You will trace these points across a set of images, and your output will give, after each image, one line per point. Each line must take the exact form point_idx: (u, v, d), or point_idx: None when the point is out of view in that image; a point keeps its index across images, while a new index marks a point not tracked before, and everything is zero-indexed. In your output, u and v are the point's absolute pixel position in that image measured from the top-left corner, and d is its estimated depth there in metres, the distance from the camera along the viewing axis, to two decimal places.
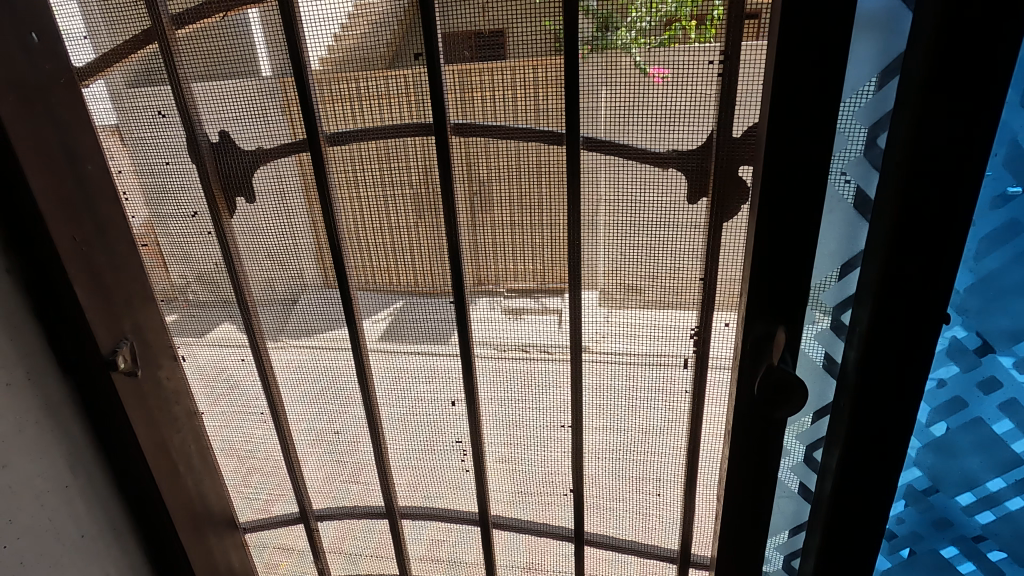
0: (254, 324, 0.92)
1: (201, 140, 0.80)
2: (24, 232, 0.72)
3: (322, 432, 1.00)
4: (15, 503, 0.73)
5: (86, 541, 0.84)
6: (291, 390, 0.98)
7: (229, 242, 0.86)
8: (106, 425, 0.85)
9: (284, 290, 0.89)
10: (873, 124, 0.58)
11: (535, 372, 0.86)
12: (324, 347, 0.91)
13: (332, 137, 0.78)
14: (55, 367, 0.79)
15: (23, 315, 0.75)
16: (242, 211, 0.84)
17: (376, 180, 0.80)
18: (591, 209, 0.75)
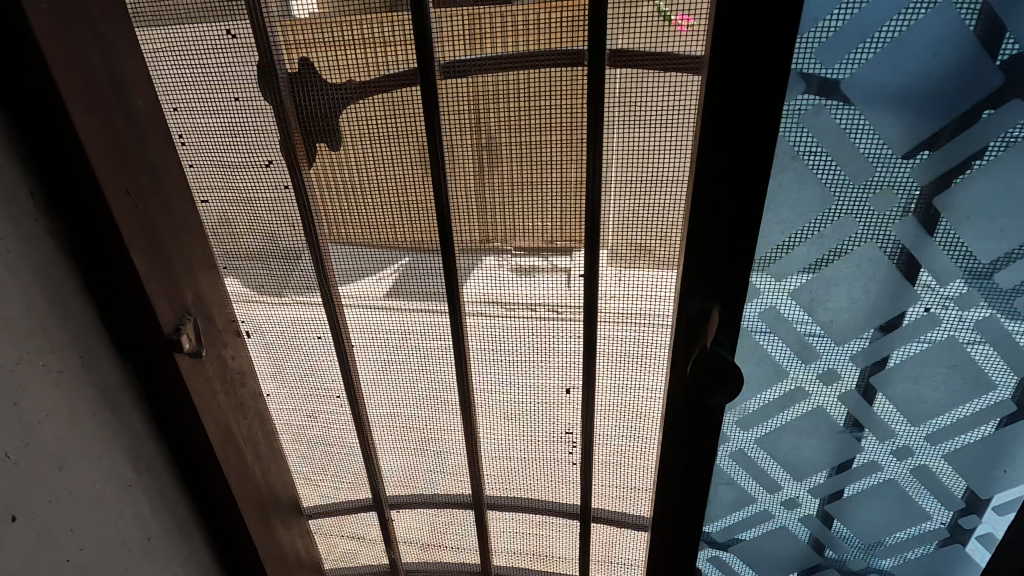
0: (333, 298, 0.78)
1: (280, 70, 0.64)
2: (67, 185, 0.58)
3: (407, 418, 0.88)
4: (76, 509, 0.62)
5: (153, 545, 0.73)
6: (374, 373, 0.84)
7: (309, 200, 0.71)
8: (170, 413, 0.73)
9: (369, 255, 0.74)
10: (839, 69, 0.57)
11: (675, 363, 0.75)
12: (417, 327, 0.78)
13: (449, 68, 0.62)
14: (109, 349, 0.66)
15: (72, 287, 0.62)
16: (326, 161, 0.69)
17: (501, 124, 0.65)
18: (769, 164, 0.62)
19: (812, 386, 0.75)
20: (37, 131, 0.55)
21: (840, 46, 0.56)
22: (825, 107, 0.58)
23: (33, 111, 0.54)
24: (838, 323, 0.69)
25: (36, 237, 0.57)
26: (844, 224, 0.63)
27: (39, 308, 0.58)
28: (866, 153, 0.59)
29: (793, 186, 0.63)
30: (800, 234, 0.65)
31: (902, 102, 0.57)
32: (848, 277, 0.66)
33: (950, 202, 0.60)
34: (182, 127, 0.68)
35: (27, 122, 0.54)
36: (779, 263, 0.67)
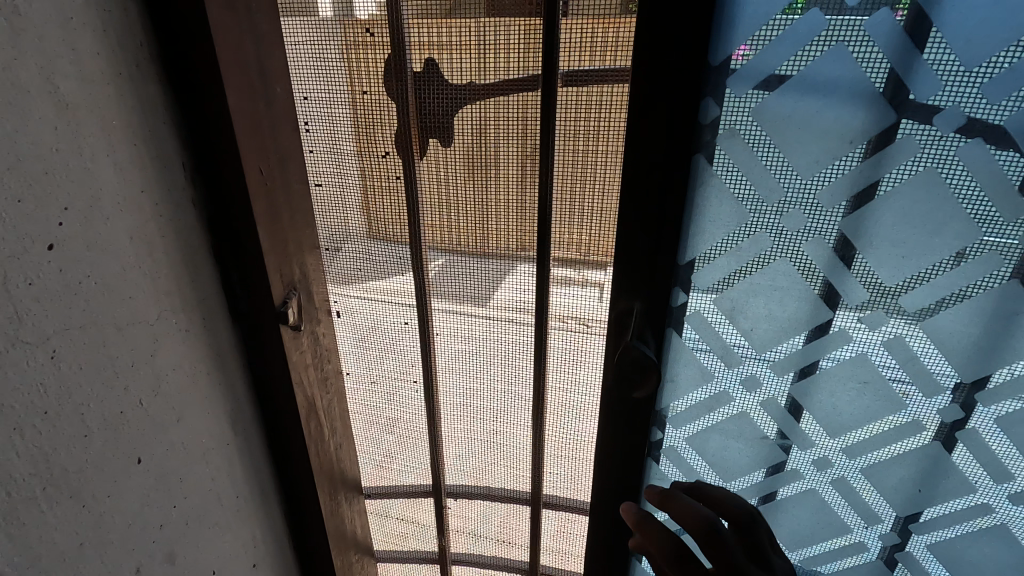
0: (424, 285, 0.81)
1: (406, 69, 0.68)
2: (213, 160, 0.63)
3: (477, 409, 0.91)
4: (186, 459, 0.67)
5: (239, 503, 0.78)
6: (452, 361, 0.87)
7: (416, 191, 0.75)
8: (266, 380, 0.78)
9: (468, 260, 0.78)
10: (761, 82, 0.55)
11: (751, 385, 0.70)
12: (502, 321, 0.80)
13: (568, 77, 0.65)
14: (224, 316, 0.71)
15: (205, 254, 0.66)
16: (438, 156, 0.72)
17: (605, 134, 0.66)
18: (745, 183, 0.59)
19: (733, 389, 0.71)
20: (195, 109, 0.60)
21: (755, 66, 0.54)
22: (735, 127, 0.57)
23: (197, 92, 0.60)
24: (746, 327, 0.67)
25: (183, 204, 0.63)
26: (757, 237, 0.61)
27: (177, 271, 0.63)
28: (785, 171, 0.57)
29: (721, 201, 0.60)
30: (720, 243, 0.63)
31: (802, 118, 0.55)
32: (748, 284, 0.64)
33: (863, 226, 0.57)
34: (309, 115, 0.73)
35: (190, 101, 0.60)
36: (696, 275, 0.65)
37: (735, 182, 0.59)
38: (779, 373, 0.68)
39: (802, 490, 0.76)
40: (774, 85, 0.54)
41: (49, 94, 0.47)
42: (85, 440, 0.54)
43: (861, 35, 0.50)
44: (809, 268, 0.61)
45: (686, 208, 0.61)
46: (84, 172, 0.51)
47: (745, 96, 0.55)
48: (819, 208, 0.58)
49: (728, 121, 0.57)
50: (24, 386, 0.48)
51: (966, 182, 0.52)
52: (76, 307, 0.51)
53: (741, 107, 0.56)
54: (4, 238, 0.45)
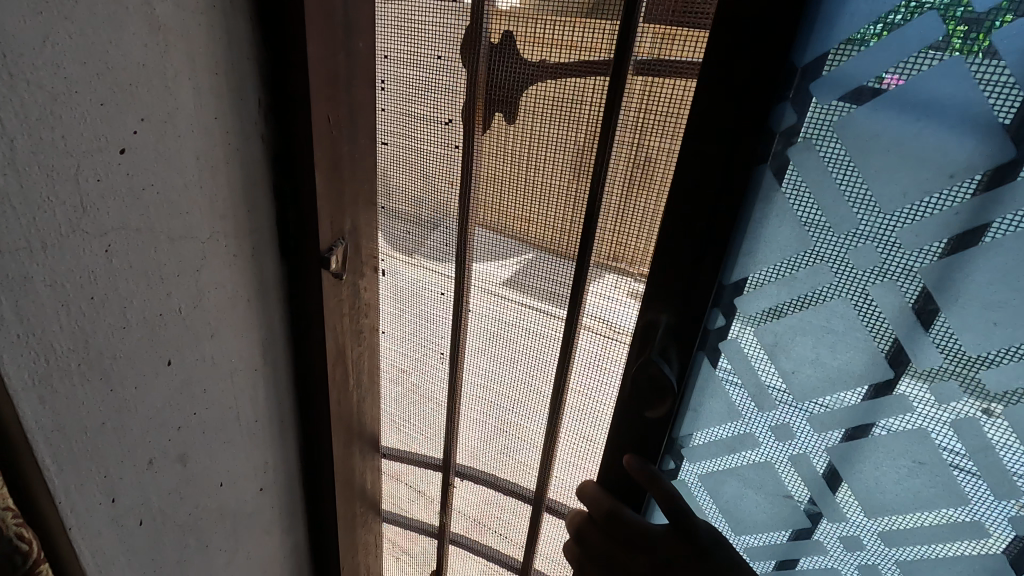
0: (465, 260, 0.81)
1: (483, 39, 0.67)
2: (286, 100, 0.67)
3: (497, 395, 0.89)
4: (212, 373, 0.72)
5: (257, 428, 0.82)
6: (480, 343, 0.86)
7: (472, 165, 0.75)
8: (302, 319, 0.82)
9: (509, 250, 0.77)
10: (850, 95, 0.49)
11: (783, 436, 0.64)
12: (533, 312, 0.78)
13: (641, 66, 0.61)
14: (274, 250, 0.75)
15: (265, 188, 0.71)
16: (498, 131, 0.71)
17: (665, 131, 0.62)
18: (814, 205, 0.53)
19: (761, 433, 0.65)
20: (279, 49, 0.64)
21: (847, 76, 0.48)
22: (812, 142, 0.51)
23: (281, 33, 0.63)
24: (788, 369, 0.60)
25: (252, 137, 0.67)
26: (817, 270, 0.55)
27: (236, 198, 0.67)
28: (865, 199, 0.50)
29: (785, 222, 0.55)
30: (776, 269, 0.57)
31: (894, 142, 0.48)
32: (800, 321, 0.57)
33: (952, 279, 0.48)
34: (387, 74, 0.75)
35: (275, 42, 0.64)
36: (744, 300, 0.59)
37: (806, 204, 0.53)
38: (820, 429, 0.61)
39: (823, 567, 0.67)
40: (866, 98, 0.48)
41: (144, 13, 0.52)
42: (123, 331, 0.59)
43: (988, 51, 0.43)
44: (874, 317, 0.53)
45: (745, 224, 0.56)
46: (164, 89, 0.56)
47: (830, 107, 0.49)
48: (899, 250, 0.50)
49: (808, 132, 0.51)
50: (78, 270, 0.53)
51: None
52: (135, 210, 0.57)
53: (823, 119, 0.50)
54: (82, 135, 0.50)
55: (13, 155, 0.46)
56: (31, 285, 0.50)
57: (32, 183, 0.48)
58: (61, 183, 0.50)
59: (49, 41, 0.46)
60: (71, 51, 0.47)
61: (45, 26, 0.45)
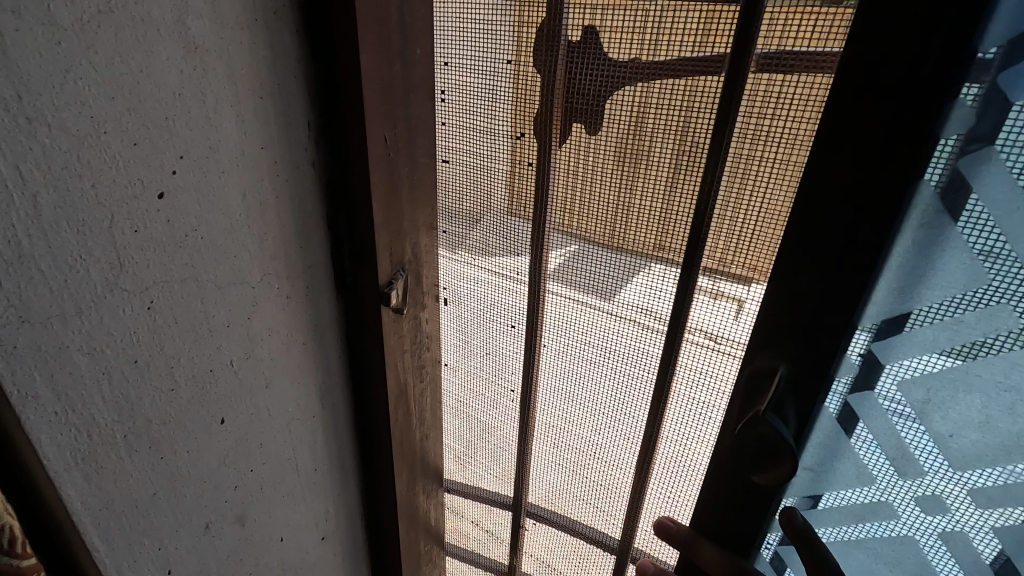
0: (539, 292, 0.72)
1: (561, 37, 0.58)
2: (338, 121, 0.59)
3: (577, 439, 0.81)
4: (268, 425, 0.65)
5: (317, 476, 0.76)
6: (557, 378, 0.78)
7: (545, 186, 0.66)
8: (362, 358, 0.75)
9: (593, 282, 0.68)
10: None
11: (932, 508, 0.55)
12: (625, 348, 0.70)
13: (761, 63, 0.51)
14: (330, 287, 0.68)
15: (318, 221, 0.63)
16: (577, 144, 0.62)
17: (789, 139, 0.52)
18: (987, 238, 0.44)
19: (899, 498, 0.57)
20: (329, 64, 0.56)
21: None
22: (996, 152, 0.42)
23: (332, 46, 0.55)
24: (940, 426, 0.52)
25: (303, 166, 0.59)
26: (996, 312, 0.46)
27: (288, 236, 0.60)
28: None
29: (952, 257, 0.47)
30: (938, 309, 0.49)
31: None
32: (961, 370, 0.49)
33: None
34: (447, 84, 0.66)
35: (324, 56, 0.56)
36: (889, 342, 0.52)
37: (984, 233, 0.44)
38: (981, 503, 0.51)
39: None
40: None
41: (178, 35, 0.44)
42: (171, 394, 0.53)
43: None
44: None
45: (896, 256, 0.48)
46: (204, 121, 0.48)
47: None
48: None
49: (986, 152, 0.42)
50: (118, 333, 0.47)
51: None
52: (178, 260, 0.50)
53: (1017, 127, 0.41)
54: (114, 181, 0.43)
55: (36, 213, 0.39)
56: (67, 356, 0.44)
57: (61, 243, 0.41)
58: (95, 238, 0.43)
59: (71, 76, 0.39)
60: (97, 86, 0.40)
61: (66, 59, 0.38)
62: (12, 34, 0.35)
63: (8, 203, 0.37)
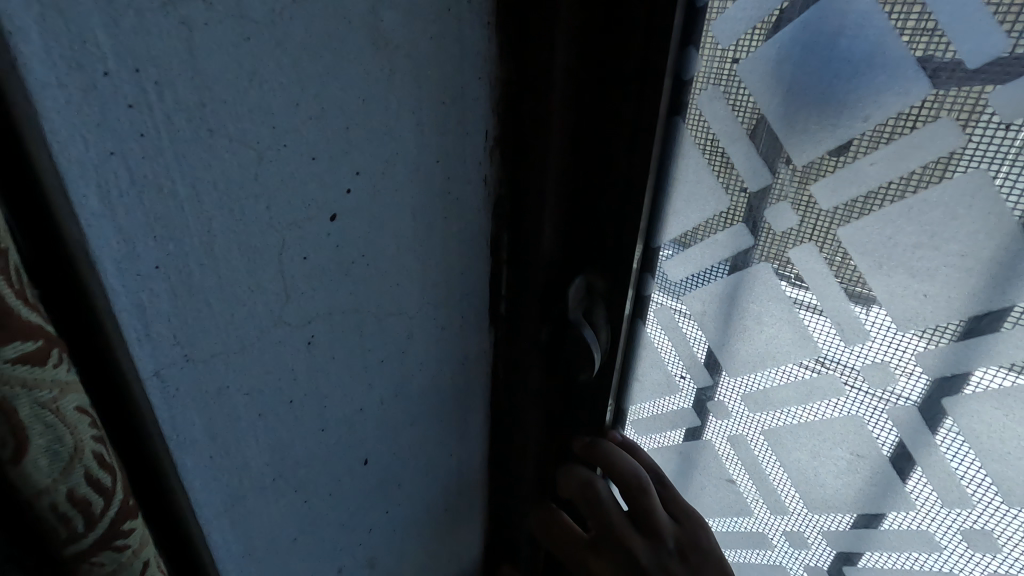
0: (686, 355, 0.58)
1: (801, 32, 0.40)
2: (520, 133, 0.50)
3: (745, 537, 0.63)
4: (406, 467, 0.59)
5: (446, 517, 0.69)
6: (723, 477, 0.61)
7: (730, 230, 0.49)
8: (506, 395, 0.66)
9: (755, 365, 0.53)
10: (998, 61, 0.34)
11: None
12: (803, 453, 0.53)
13: (933, 67, 0.36)
14: (482, 316, 0.60)
15: (480, 244, 0.55)
16: (833, 166, 0.42)
17: (868, 149, 0.40)
18: (838, 202, 0.43)
19: (944, 520, 0.47)
20: (517, 64, 0.47)
21: (735, 21, 0.43)
22: (792, 108, 0.43)
23: (525, 41, 0.46)
24: (758, 347, 0.52)
25: (474, 182, 0.51)
26: (885, 276, 0.42)
27: (448, 260, 0.52)
28: (904, 195, 0.40)
29: (752, 196, 0.47)
30: (776, 255, 0.47)
31: (1003, 121, 0.35)
32: (792, 308, 0.48)
33: (951, 268, 0.40)
34: None
35: (515, 53, 0.47)
36: (731, 279, 0.51)
37: (808, 184, 0.44)
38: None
39: None
40: (864, 69, 0.39)
41: (370, 29, 0.37)
42: (319, 435, 0.47)
43: None
44: (982, 326, 0.40)
45: (684, 187, 0.50)
46: (384, 131, 0.41)
47: (886, 73, 0.38)
48: (992, 249, 0.38)
49: (778, 105, 0.43)
50: (277, 371, 0.42)
51: None
52: (344, 289, 0.43)
53: (811, 88, 0.41)
54: (289, 202, 0.37)
55: (209, 239, 0.34)
56: (226, 396, 0.39)
57: (231, 273, 0.36)
58: (265, 268, 0.38)
59: (257, 80, 0.33)
60: (282, 91, 0.34)
61: (255, 58, 0.32)
62: (202, 28, 0.30)
63: (180, 229, 0.32)
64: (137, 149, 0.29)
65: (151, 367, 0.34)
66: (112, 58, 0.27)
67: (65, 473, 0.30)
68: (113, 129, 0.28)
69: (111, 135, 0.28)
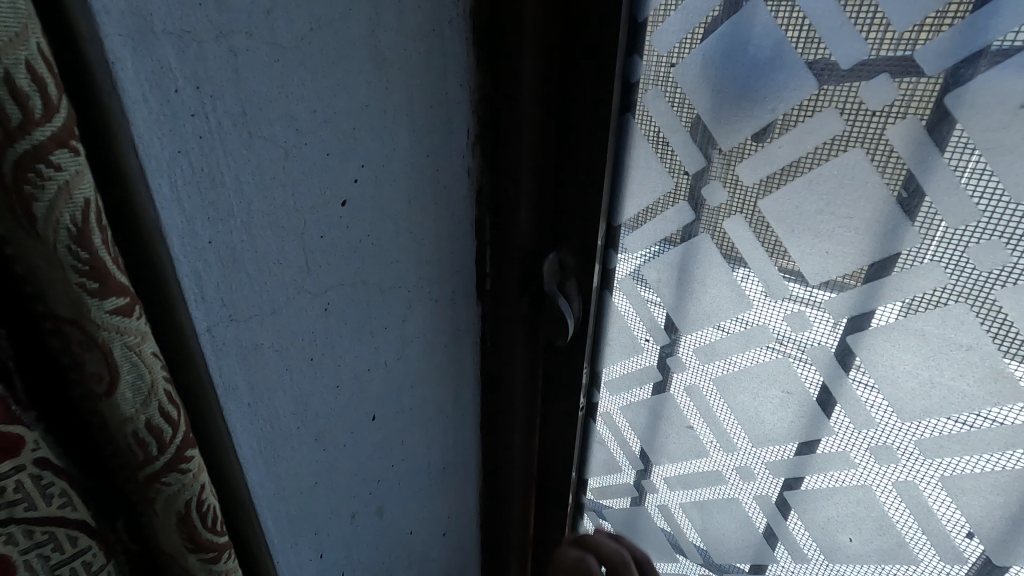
0: (647, 319, 0.67)
1: (720, 42, 0.50)
2: (497, 130, 0.59)
3: (704, 477, 0.72)
4: (408, 425, 0.67)
5: (444, 475, 0.78)
6: (683, 425, 0.71)
7: (676, 207, 0.59)
8: (493, 363, 0.75)
9: (703, 323, 0.62)
10: (864, 63, 0.44)
11: None
12: (746, 395, 0.63)
13: (818, 68, 0.46)
14: (469, 291, 0.69)
15: (466, 228, 0.64)
16: (752, 150, 0.52)
17: (777, 135, 0.50)
18: (758, 179, 0.52)
19: (856, 441, 0.56)
20: (492, 72, 0.56)
21: (669, 33, 0.52)
22: (717, 103, 0.52)
23: (498, 53, 0.55)
24: (704, 306, 0.61)
25: (460, 173, 0.60)
26: (797, 238, 0.52)
27: (439, 240, 0.61)
28: (807, 170, 0.49)
29: (691, 178, 0.56)
30: (713, 226, 0.57)
31: (873, 110, 0.44)
32: (728, 269, 0.58)
33: (845, 229, 0.49)
34: None
35: (490, 63, 0.56)
36: (679, 249, 0.61)
37: (734, 165, 0.53)
38: (974, 450, 0.50)
39: None
40: (769, 71, 0.48)
41: (371, 48, 0.46)
42: (335, 390, 0.56)
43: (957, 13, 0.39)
44: (872, 276, 0.49)
45: (636, 172, 0.60)
46: (383, 131, 0.50)
47: (785, 74, 0.48)
48: (873, 212, 0.47)
49: (707, 101, 0.53)
50: (301, 332, 0.50)
51: (975, 165, 0.42)
52: (353, 264, 0.52)
53: (731, 87, 0.51)
54: (309, 190, 0.46)
55: (249, 220, 0.42)
56: (261, 352, 0.47)
57: (265, 248, 0.44)
58: (291, 244, 0.46)
59: (285, 92, 0.41)
60: (303, 100, 0.43)
61: (283, 75, 0.41)
62: (244, 53, 0.38)
63: (227, 211, 0.41)
64: (197, 148, 0.38)
65: (205, 324, 0.42)
66: (181, 78, 0.35)
67: (145, 405, 0.38)
68: (181, 133, 0.36)
69: (178, 137, 0.36)
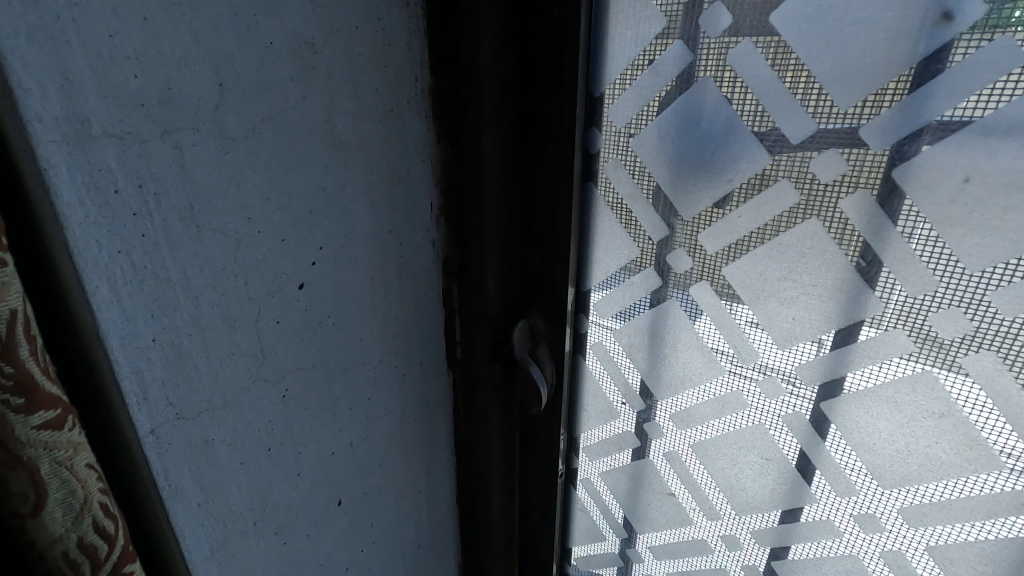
0: (622, 384, 0.66)
1: (674, 116, 0.51)
2: (461, 202, 0.59)
3: (690, 545, 0.69)
4: (378, 505, 0.64)
5: (420, 552, 0.74)
6: (665, 492, 0.68)
7: (642, 273, 0.59)
8: (467, 432, 0.72)
9: (676, 387, 0.61)
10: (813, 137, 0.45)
11: None
12: (725, 461, 0.61)
13: (769, 141, 0.47)
14: (439, 360, 0.67)
15: (433, 298, 0.63)
16: (712, 217, 0.52)
17: (735, 203, 0.50)
18: (721, 246, 0.52)
19: (840, 508, 0.55)
20: (453, 147, 0.56)
21: (625, 107, 0.53)
22: (675, 174, 0.53)
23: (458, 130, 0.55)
24: (677, 370, 0.60)
25: (424, 245, 0.59)
26: (764, 304, 0.52)
27: (405, 313, 0.60)
28: (767, 238, 0.50)
29: (656, 245, 0.56)
30: (680, 291, 0.57)
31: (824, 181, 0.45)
32: (697, 333, 0.57)
33: (809, 295, 0.49)
34: None
35: (451, 138, 0.56)
36: (649, 314, 0.60)
37: (696, 233, 0.53)
38: (957, 518, 0.48)
39: None
40: (722, 144, 0.49)
41: (326, 133, 0.46)
42: (296, 478, 0.53)
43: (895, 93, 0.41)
44: (839, 341, 0.49)
45: (602, 239, 0.60)
46: (342, 211, 0.49)
47: (738, 147, 0.48)
48: (835, 279, 0.47)
49: (665, 171, 0.53)
50: (256, 422, 0.48)
51: (928, 235, 0.42)
52: (313, 346, 0.50)
53: (687, 158, 0.52)
54: (263, 277, 0.44)
55: (198, 313, 0.41)
56: (212, 447, 0.45)
57: (215, 339, 0.42)
58: (244, 333, 0.44)
59: (235, 182, 0.40)
60: (255, 189, 0.42)
61: (233, 167, 0.40)
62: (191, 148, 0.37)
63: (173, 306, 0.39)
64: (139, 246, 0.36)
65: (149, 426, 0.40)
66: (121, 178, 0.34)
67: (76, 522, 0.34)
68: (122, 233, 0.35)
69: (119, 237, 0.35)
